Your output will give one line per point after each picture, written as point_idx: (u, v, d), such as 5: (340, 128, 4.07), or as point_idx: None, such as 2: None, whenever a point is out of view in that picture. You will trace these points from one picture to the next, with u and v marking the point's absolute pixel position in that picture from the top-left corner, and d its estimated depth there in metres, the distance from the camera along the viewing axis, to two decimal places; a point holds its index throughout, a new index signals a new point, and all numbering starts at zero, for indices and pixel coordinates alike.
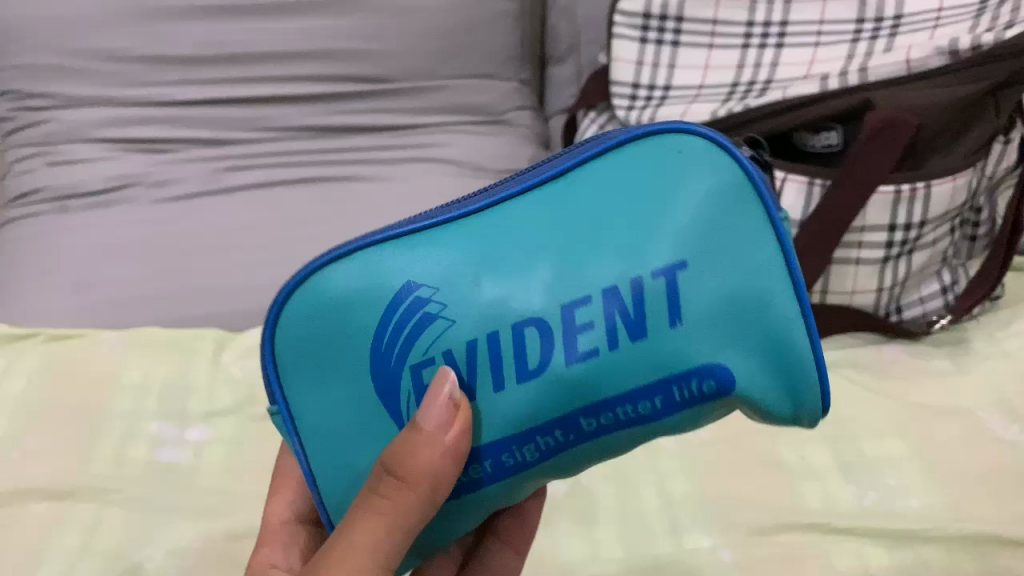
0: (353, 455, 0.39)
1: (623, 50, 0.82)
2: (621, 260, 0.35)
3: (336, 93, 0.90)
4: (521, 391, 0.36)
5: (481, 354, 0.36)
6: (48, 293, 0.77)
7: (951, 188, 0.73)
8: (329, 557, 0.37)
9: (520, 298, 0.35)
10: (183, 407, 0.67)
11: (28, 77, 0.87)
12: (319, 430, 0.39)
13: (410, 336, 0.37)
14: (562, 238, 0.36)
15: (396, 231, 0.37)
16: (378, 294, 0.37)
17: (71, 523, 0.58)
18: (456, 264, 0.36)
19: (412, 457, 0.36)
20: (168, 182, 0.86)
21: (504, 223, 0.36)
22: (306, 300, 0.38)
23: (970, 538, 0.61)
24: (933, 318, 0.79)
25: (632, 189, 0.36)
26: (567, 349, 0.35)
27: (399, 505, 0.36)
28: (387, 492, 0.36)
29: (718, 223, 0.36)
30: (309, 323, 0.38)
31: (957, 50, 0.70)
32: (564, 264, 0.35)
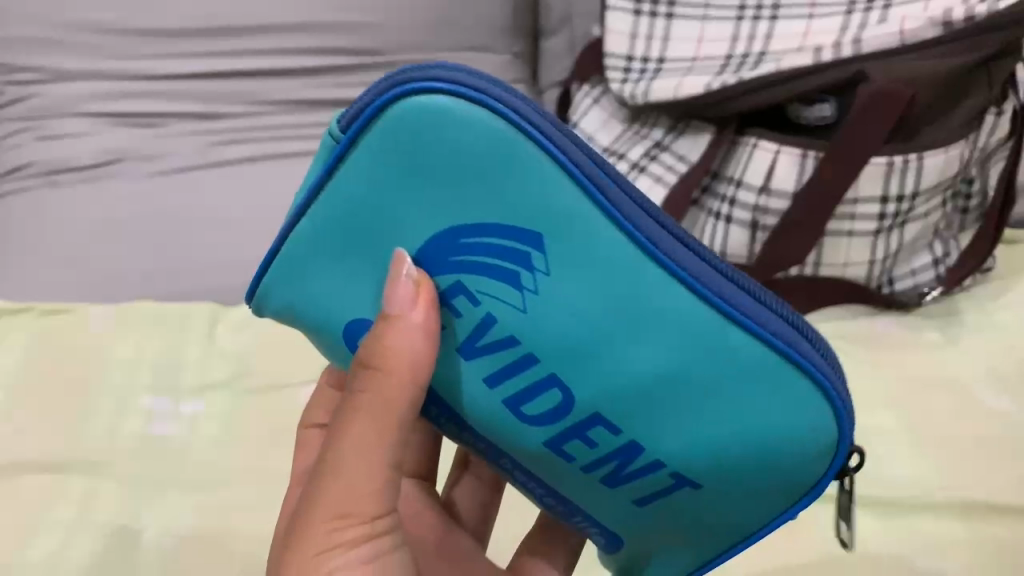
0: (336, 306, 0.41)
1: (616, 22, 0.82)
2: (615, 379, 0.37)
3: (327, 66, 0.90)
4: (485, 398, 0.40)
5: (481, 340, 0.39)
6: (38, 268, 0.76)
7: (943, 159, 0.73)
8: (325, 470, 0.39)
9: (529, 335, 0.37)
10: (176, 381, 0.67)
11: (15, 51, 0.86)
12: (319, 256, 0.41)
13: (437, 255, 0.38)
14: (592, 324, 0.37)
15: (494, 120, 0.35)
16: (439, 201, 0.37)
17: (65, 496, 0.59)
18: (508, 246, 0.37)
19: (384, 347, 0.38)
20: (158, 157, 0.86)
21: (568, 248, 0.36)
22: (386, 136, 0.37)
23: (953, 506, 0.62)
24: (925, 290, 0.79)
25: (681, 333, 0.36)
26: (529, 413, 0.39)
27: (387, 401, 0.38)
28: (364, 387, 0.38)
29: (723, 404, 0.37)
30: (374, 163, 0.37)
31: (950, 21, 0.68)
32: (580, 338, 0.37)
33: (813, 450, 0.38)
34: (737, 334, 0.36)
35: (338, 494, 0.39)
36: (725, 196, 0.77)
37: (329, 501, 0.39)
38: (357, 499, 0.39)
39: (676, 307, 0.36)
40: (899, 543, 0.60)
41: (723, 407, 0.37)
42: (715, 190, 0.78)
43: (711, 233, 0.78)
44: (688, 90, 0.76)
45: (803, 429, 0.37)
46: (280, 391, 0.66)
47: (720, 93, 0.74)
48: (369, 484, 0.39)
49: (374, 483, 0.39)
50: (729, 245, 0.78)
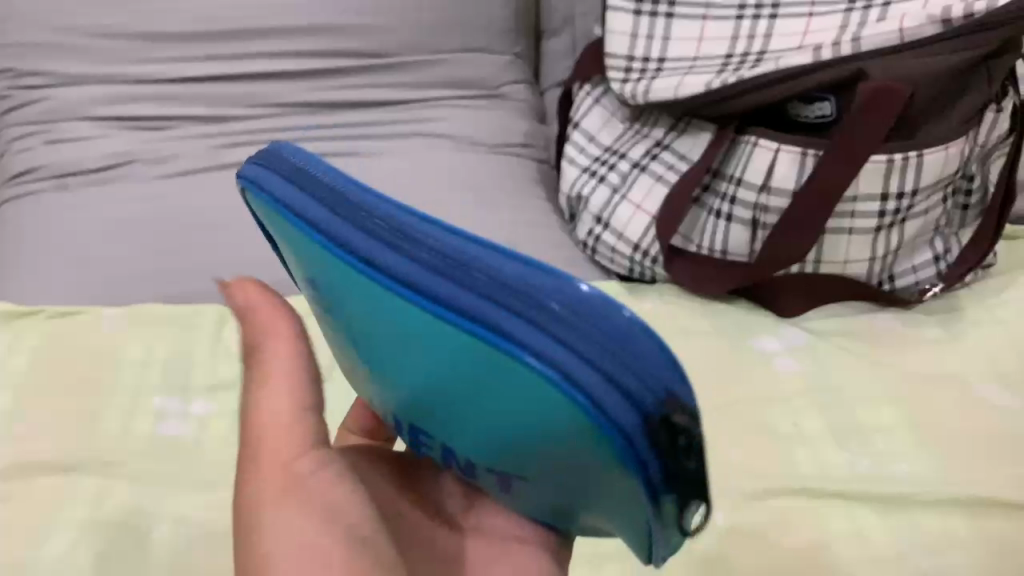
0: None
1: (618, 22, 0.82)
2: (387, 385, 0.36)
3: (331, 68, 0.91)
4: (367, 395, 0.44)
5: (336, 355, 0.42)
6: (48, 271, 0.77)
7: (943, 156, 0.73)
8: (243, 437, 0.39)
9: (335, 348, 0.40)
10: (185, 382, 0.68)
11: (24, 56, 0.87)
12: None
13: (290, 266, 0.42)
14: (352, 339, 0.36)
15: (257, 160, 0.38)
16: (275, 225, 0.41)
17: (78, 496, 0.60)
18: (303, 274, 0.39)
19: (246, 316, 0.42)
20: (164, 160, 0.86)
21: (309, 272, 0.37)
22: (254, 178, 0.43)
23: (957, 500, 0.62)
24: (926, 287, 0.80)
25: (399, 340, 0.32)
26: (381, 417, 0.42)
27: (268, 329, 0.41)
28: (246, 362, 0.41)
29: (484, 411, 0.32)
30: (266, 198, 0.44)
31: (950, 19, 0.69)
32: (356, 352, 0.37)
33: (585, 450, 0.30)
34: (444, 341, 0.30)
35: (265, 440, 0.39)
36: (725, 195, 0.78)
37: (257, 454, 0.39)
38: (279, 431, 0.39)
39: (376, 311, 0.32)
40: (903, 536, 0.60)
41: (489, 427, 0.32)
42: (715, 189, 0.79)
43: (712, 231, 0.79)
44: (689, 90, 0.77)
45: (551, 427, 0.30)
46: None
47: (720, 92, 0.75)
48: (283, 418, 0.39)
49: (285, 405, 0.39)
50: (729, 243, 0.78)
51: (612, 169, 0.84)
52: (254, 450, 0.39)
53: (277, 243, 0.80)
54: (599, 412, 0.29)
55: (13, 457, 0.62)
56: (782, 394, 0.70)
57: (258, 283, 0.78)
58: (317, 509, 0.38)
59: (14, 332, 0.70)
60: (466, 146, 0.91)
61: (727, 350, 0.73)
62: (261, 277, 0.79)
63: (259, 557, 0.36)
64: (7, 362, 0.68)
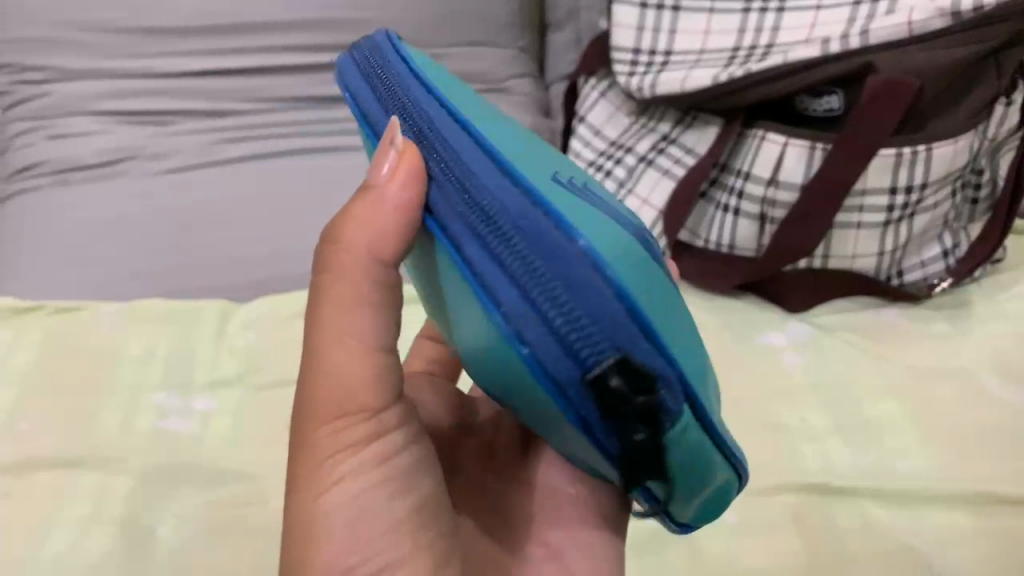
0: None
1: (622, 16, 0.82)
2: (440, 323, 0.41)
3: (333, 62, 0.91)
4: None
5: None
6: (51, 266, 0.77)
7: (951, 150, 0.73)
8: (313, 368, 0.39)
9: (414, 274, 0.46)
10: (188, 378, 0.68)
11: (24, 51, 0.87)
12: None
13: None
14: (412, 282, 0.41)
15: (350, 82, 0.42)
16: None
17: (80, 492, 0.59)
18: None
19: (348, 226, 0.39)
20: (166, 155, 0.86)
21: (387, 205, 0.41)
22: None
23: (965, 497, 0.62)
24: (934, 282, 0.79)
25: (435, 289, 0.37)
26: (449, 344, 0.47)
27: (344, 295, 0.38)
28: (328, 281, 0.39)
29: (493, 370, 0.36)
30: None
31: (959, 11, 0.67)
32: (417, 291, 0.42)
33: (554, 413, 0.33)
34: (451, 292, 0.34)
35: (334, 397, 0.38)
36: (732, 189, 0.77)
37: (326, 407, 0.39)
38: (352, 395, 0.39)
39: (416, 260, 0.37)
40: (910, 533, 0.60)
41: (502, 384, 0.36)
42: (722, 183, 0.78)
43: (719, 226, 0.79)
44: (695, 83, 0.76)
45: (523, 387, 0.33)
46: (289, 388, 0.67)
47: (727, 85, 0.74)
48: (363, 373, 0.39)
49: (369, 372, 0.39)
50: (737, 238, 0.78)
51: (617, 163, 0.83)
52: (322, 402, 0.39)
53: (280, 238, 0.80)
54: (548, 378, 0.31)
55: (14, 453, 0.61)
56: (789, 389, 0.69)
57: (260, 279, 0.78)
58: (380, 475, 0.40)
59: (16, 328, 0.69)
60: None
61: (732, 345, 0.73)
62: (263, 272, 0.78)
63: (318, 520, 0.39)
64: (9, 358, 0.68)
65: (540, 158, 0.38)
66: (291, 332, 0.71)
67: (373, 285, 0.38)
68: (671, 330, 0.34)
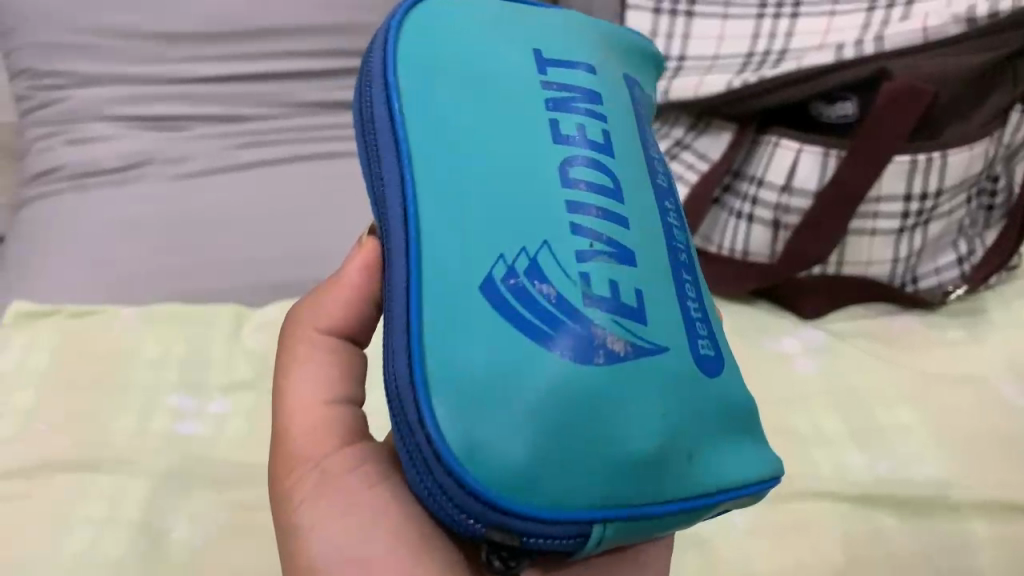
0: None
1: (636, 21, 0.82)
2: None
3: (346, 68, 0.91)
4: None
5: None
6: (67, 269, 0.77)
7: (967, 156, 0.72)
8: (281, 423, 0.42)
9: None
10: (202, 380, 0.68)
11: (42, 55, 0.87)
12: None
13: None
14: None
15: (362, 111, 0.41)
16: None
17: (97, 494, 0.60)
18: None
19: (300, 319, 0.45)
20: (182, 159, 0.87)
21: None
22: None
23: (981, 504, 0.62)
24: (950, 289, 0.78)
25: None
26: None
27: (297, 358, 0.44)
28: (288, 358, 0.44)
29: None
30: None
31: (974, 18, 0.68)
32: None
33: None
34: None
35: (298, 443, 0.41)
36: (746, 195, 0.77)
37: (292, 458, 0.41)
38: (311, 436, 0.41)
39: None
40: (923, 542, 0.60)
41: None
42: (736, 189, 0.78)
43: (733, 232, 0.78)
44: (708, 89, 0.76)
45: None
46: None
47: (742, 90, 0.74)
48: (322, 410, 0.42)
49: (326, 411, 0.42)
50: (751, 244, 0.78)
51: None
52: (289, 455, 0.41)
53: (294, 242, 0.81)
54: None
55: (32, 455, 0.62)
56: (803, 395, 0.69)
57: (274, 283, 0.78)
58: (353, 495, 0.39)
59: (33, 331, 0.70)
60: None
61: (746, 350, 0.73)
62: (277, 276, 0.79)
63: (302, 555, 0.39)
64: (27, 360, 0.68)
65: (476, 239, 0.36)
66: None
67: (326, 347, 0.44)
68: (575, 460, 0.33)
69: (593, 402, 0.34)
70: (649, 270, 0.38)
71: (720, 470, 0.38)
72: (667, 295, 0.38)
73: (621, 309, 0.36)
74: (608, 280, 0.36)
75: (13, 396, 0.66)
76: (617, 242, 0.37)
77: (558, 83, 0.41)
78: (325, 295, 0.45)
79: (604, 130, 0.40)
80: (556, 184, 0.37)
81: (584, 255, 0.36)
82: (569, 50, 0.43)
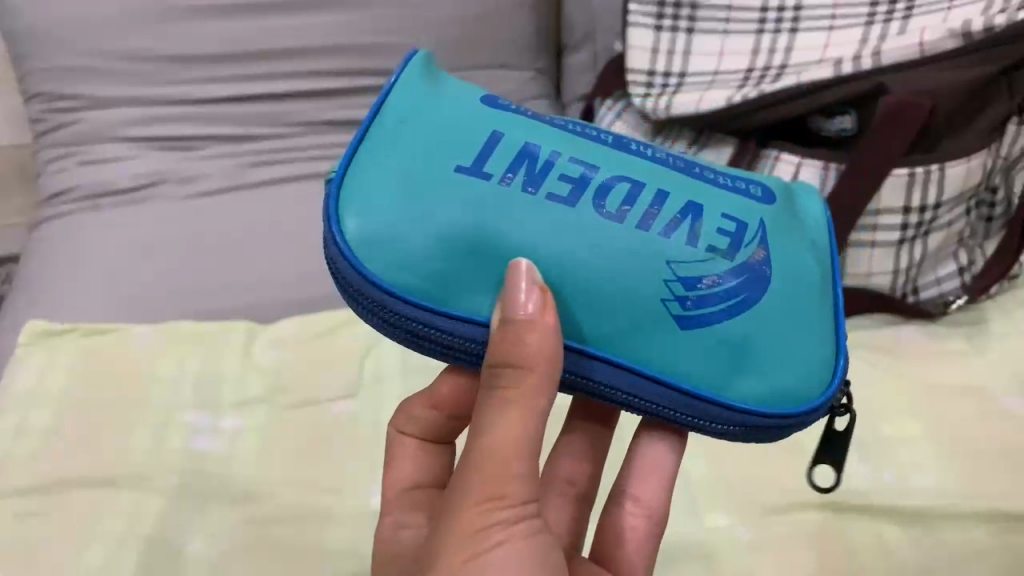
0: (426, 140, 0.40)
1: (637, 38, 0.83)
2: None
3: (356, 87, 0.93)
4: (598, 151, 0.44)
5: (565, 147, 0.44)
6: (81, 289, 0.79)
7: (964, 170, 0.73)
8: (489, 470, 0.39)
9: None
10: (216, 397, 0.69)
11: (57, 79, 0.89)
12: (412, 139, 0.40)
13: None
14: None
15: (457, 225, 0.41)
16: None
17: (115, 511, 0.61)
18: None
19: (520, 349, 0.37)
20: (194, 179, 0.89)
21: None
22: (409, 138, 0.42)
23: (986, 513, 0.62)
24: (950, 299, 0.79)
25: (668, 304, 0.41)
26: None
27: (516, 408, 0.38)
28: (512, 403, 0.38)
29: None
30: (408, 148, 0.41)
31: (970, 32, 0.70)
32: None
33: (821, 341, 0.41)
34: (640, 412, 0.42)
35: (478, 477, 0.39)
36: None
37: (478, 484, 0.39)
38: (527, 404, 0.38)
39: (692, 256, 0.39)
40: (930, 551, 0.60)
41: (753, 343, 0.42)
42: None
43: None
44: (711, 103, 0.78)
45: None
46: (315, 408, 0.68)
47: (740, 106, 0.76)
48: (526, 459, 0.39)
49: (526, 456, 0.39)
50: None
51: None
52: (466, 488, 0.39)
53: (307, 261, 0.81)
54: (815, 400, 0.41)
55: (52, 473, 0.63)
56: None
57: (283, 299, 0.79)
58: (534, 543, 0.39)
59: (50, 350, 0.71)
60: None
61: None
62: (286, 292, 0.80)
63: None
64: (45, 379, 0.70)
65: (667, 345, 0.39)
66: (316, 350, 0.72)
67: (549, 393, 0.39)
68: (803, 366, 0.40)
69: (747, 350, 0.40)
70: (700, 272, 0.39)
71: (819, 344, 0.41)
72: (742, 303, 0.40)
73: (737, 247, 0.40)
74: (712, 236, 0.40)
75: (34, 414, 0.67)
76: (708, 247, 0.39)
77: (512, 175, 0.39)
78: (543, 347, 0.37)
79: (574, 179, 0.39)
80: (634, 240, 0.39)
81: (683, 281, 0.39)
82: (457, 138, 0.40)
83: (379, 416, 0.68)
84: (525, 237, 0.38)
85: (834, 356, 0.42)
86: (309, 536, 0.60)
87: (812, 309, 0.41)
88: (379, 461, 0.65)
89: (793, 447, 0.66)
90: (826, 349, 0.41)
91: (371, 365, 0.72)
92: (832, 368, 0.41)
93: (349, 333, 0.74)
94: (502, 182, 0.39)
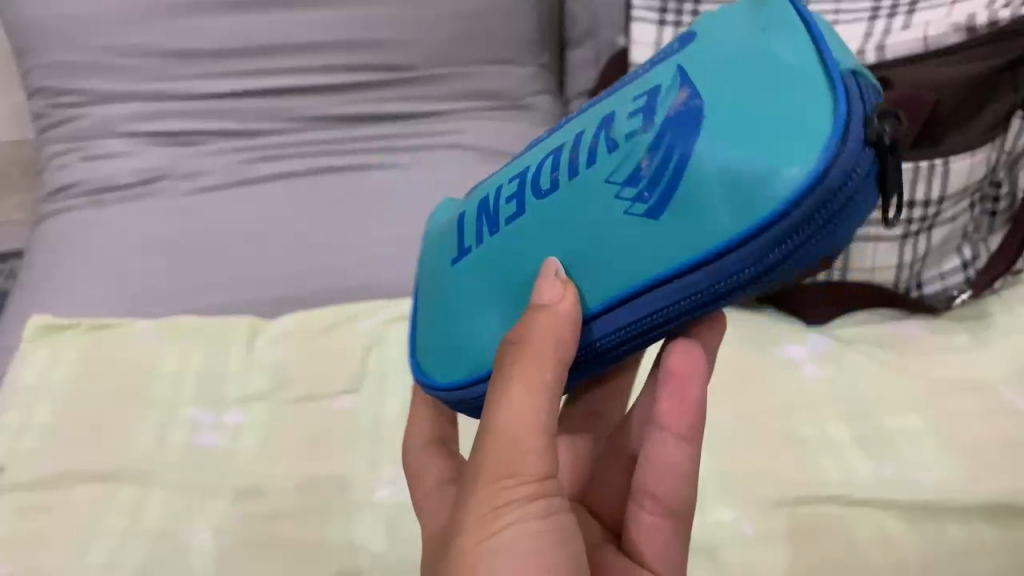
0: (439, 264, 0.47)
1: (640, 33, 0.82)
2: None
3: (358, 82, 0.93)
4: None
5: None
6: (84, 284, 0.79)
7: (969, 164, 0.73)
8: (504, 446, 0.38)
9: None
10: (219, 392, 0.69)
11: (60, 75, 0.89)
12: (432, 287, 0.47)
13: None
14: None
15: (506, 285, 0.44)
16: None
17: (118, 504, 0.61)
18: None
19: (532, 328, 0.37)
20: (197, 174, 0.89)
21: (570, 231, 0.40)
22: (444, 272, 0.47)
23: (988, 508, 0.62)
24: (954, 294, 0.79)
25: None
26: None
27: (530, 383, 0.38)
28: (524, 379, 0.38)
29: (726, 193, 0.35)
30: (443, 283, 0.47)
31: (974, 26, 0.72)
32: None
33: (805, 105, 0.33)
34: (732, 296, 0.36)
35: (493, 458, 0.38)
36: None
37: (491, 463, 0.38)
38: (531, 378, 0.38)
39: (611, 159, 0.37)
40: (932, 546, 0.60)
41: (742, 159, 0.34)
42: None
43: None
44: None
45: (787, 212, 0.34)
46: (317, 403, 0.68)
47: None
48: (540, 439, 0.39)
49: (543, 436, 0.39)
50: None
51: None
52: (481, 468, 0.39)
53: (310, 257, 0.81)
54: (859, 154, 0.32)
55: (55, 467, 0.63)
56: (812, 400, 0.70)
57: (285, 294, 0.79)
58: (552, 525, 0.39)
59: (53, 344, 0.71)
60: (488, 155, 0.93)
61: (753, 356, 0.73)
62: (289, 287, 0.80)
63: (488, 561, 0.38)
64: (48, 373, 0.70)
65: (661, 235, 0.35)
66: (318, 346, 0.72)
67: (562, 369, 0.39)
68: (787, 138, 0.33)
69: (720, 164, 0.34)
70: (623, 165, 0.36)
71: (794, 95, 0.34)
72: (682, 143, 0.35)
73: (652, 110, 0.37)
74: (625, 127, 0.37)
75: (37, 409, 0.67)
76: (625, 138, 0.37)
77: (488, 227, 0.43)
78: (554, 325, 0.37)
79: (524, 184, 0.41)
80: (567, 196, 0.38)
81: (626, 183, 0.36)
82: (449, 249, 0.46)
83: (382, 410, 0.68)
84: (512, 265, 0.41)
85: (825, 84, 0.33)
86: (312, 529, 0.60)
87: (764, 87, 0.34)
88: (381, 456, 0.65)
89: (796, 443, 0.66)
90: (812, 95, 0.33)
91: (375, 360, 0.72)
92: (835, 101, 0.33)
93: (350, 328, 0.73)
94: (477, 251, 0.43)
